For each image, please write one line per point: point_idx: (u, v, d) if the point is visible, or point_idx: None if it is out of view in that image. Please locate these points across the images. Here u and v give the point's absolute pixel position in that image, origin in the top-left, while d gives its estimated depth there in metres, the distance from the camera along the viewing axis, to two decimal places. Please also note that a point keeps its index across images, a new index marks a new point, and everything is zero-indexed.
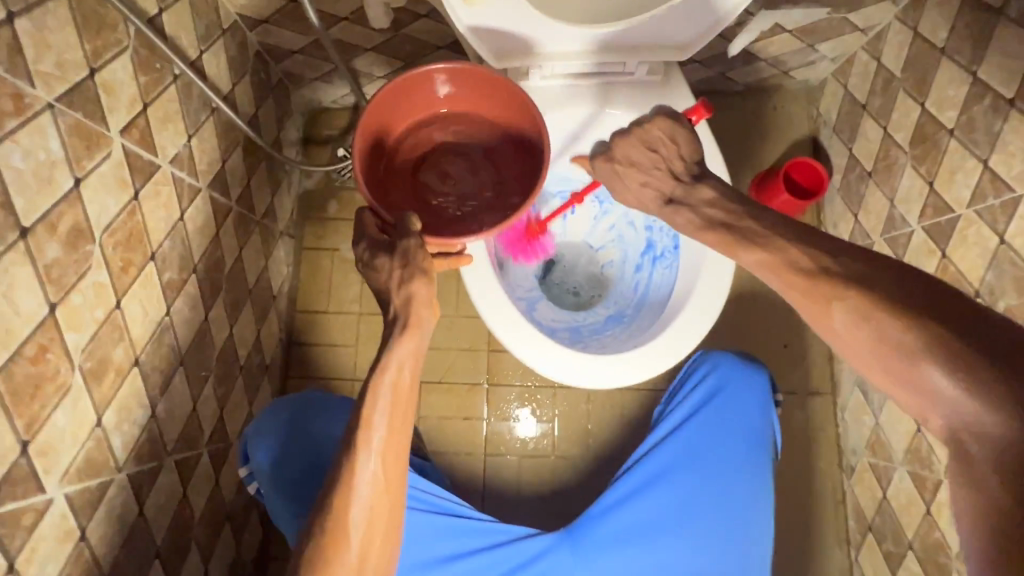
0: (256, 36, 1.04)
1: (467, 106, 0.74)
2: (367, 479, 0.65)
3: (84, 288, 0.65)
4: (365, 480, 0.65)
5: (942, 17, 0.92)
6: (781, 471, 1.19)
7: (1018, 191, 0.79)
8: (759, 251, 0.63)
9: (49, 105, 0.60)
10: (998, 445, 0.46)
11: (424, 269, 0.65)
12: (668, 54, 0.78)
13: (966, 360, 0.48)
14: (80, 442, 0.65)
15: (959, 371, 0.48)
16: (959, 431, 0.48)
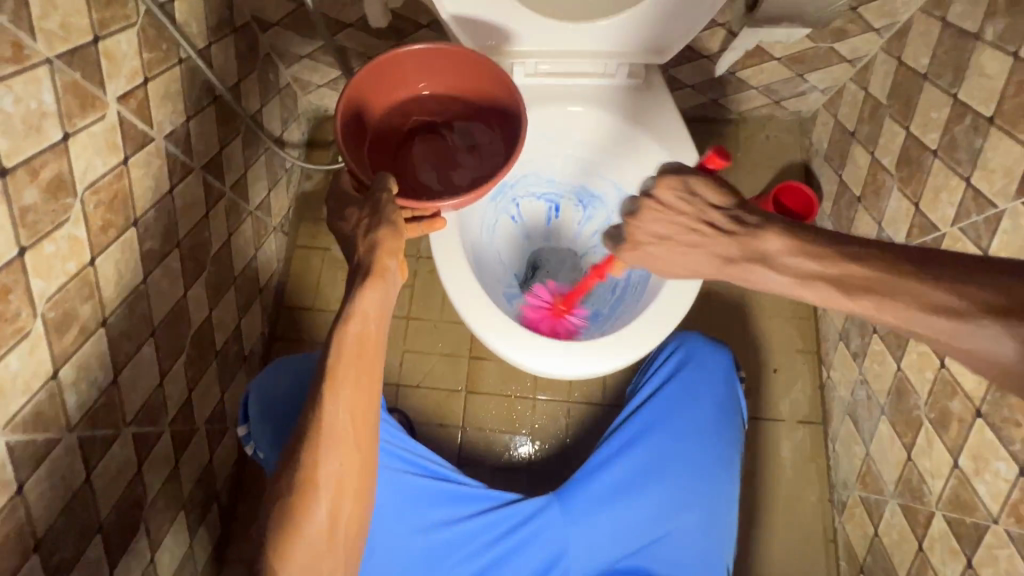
0: (267, 38, 1.10)
1: (417, 87, 0.80)
2: (332, 430, 0.62)
3: (58, 238, 0.67)
4: (330, 434, 0.62)
5: (923, 45, 0.95)
6: (769, 504, 1.12)
7: (1000, 206, 0.78)
8: (767, 249, 0.62)
9: (48, 60, 0.63)
10: (1010, 373, 0.48)
11: (393, 222, 0.65)
12: (646, 57, 0.84)
13: (960, 296, 0.50)
14: (31, 392, 0.64)
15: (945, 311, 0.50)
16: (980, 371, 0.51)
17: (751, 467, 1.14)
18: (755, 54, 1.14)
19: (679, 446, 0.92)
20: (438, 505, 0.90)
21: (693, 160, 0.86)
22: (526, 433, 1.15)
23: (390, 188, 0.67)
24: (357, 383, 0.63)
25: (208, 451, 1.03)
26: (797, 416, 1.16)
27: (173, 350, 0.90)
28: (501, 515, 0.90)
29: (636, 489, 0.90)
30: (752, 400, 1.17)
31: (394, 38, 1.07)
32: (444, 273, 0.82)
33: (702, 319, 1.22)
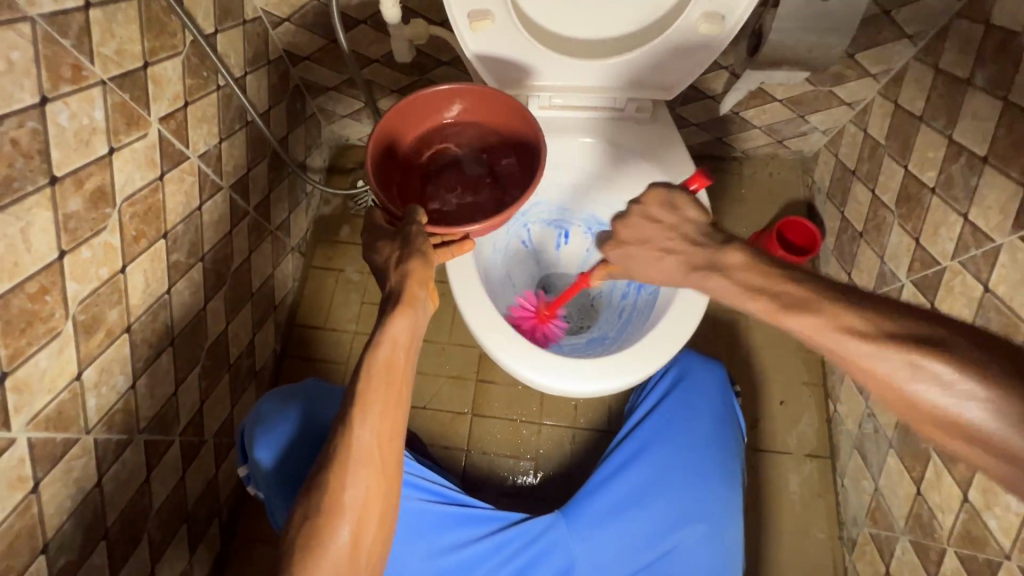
0: (298, 71, 1.18)
1: (416, 128, 0.83)
2: (363, 452, 0.63)
3: (95, 245, 0.70)
4: (359, 455, 0.63)
5: (918, 90, 1.00)
6: (777, 540, 1.10)
7: (998, 241, 0.81)
8: (721, 273, 0.66)
9: (102, 81, 0.69)
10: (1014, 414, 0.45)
11: (423, 254, 0.68)
12: (654, 93, 0.90)
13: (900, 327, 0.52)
14: (55, 390, 0.67)
15: (952, 390, 0.48)
16: (966, 405, 0.47)
17: (757, 500, 1.12)
18: (757, 95, 1.20)
19: (682, 459, 0.92)
20: (447, 529, 0.88)
21: (699, 191, 0.90)
22: (530, 458, 1.15)
23: (419, 221, 0.70)
24: (385, 409, 0.64)
25: (214, 465, 1.03)
26: (804, 449, 1.15)
27: (189, 360, 0.92)
28: (511, 534, 0.89)
29: (641, 505, 0.90)
30: (758, 432, 1.17)
31: (417, 73, 1.15)
32: (460, 296, 0.84)
33: (707, 349, 1.23)
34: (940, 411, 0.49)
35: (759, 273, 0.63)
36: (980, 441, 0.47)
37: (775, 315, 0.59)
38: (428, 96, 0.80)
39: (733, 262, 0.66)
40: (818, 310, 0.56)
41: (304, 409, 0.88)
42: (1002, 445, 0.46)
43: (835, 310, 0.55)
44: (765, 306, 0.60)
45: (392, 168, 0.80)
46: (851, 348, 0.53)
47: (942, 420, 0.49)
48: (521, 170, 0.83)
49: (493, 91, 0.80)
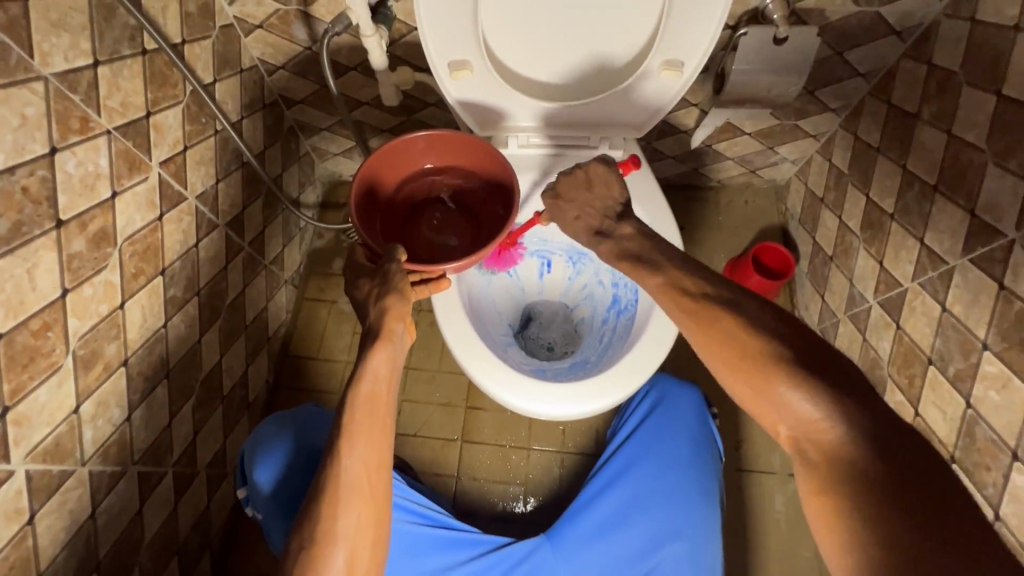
0: (292, 113, 1.24)
1: (392, 173, 0.87)
2: (352, 483, 0.65)
3: (96, 282, 0.74)
4: (349, 485, 0.65)
5: (874, 123, 1.06)
6: (766, 560, 1.11)
7: (950, 263, 0.86)
8: (660, 276, 0.70)
9: (108, 131, 0.74)
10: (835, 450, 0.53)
11: (400, 290, 0.71)
12: (625, 131, 0.96)
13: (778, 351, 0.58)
14: (54, 423, 0.69)
15: (819, 400, 0.54)
16: (800, 437, 0.56)
17: (744, 520, 1.14)
18: (727, 129, 1.27)
19: (664, 479, 0.93)
20: (437, 551, 0.90)
21: (671, 222, 0.94)
22: (520, 483, 1.17)
23: (398, 258, 0.74)
24: (371, 438, 0.67)
25: (206, 497, 1.04)
26: (788, 469, 1.17)
27: (183, 393, 0.94)
28: (498, 557, 0.91)
29: (626, 526, 0.91)
30: (743, 452, 1.19)
31: (405, 113, 1.21)
32: (446, 326, 0.88)
33: (691, 371, 1.27)
34: (799, 416, 0.55)
35: (692, 276, 0.69)
36: (808, 446, 0.55)
37: (688, 315, 0.65)
38: (401, 145, 0.84)
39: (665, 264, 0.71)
40: (723, 317, 0.62)
41: (297, 435, 0.89)
42: (819, 455, 0.54)
43: (738, 322, 0.61)
44: (683, 303, 0.66)
45: (374, 216, 0.84)
46: (750, 350, 0.59)
47: (790, 422, 0.56)
48: (497, 209, 0.89)
49: (462, 136, 0.85)
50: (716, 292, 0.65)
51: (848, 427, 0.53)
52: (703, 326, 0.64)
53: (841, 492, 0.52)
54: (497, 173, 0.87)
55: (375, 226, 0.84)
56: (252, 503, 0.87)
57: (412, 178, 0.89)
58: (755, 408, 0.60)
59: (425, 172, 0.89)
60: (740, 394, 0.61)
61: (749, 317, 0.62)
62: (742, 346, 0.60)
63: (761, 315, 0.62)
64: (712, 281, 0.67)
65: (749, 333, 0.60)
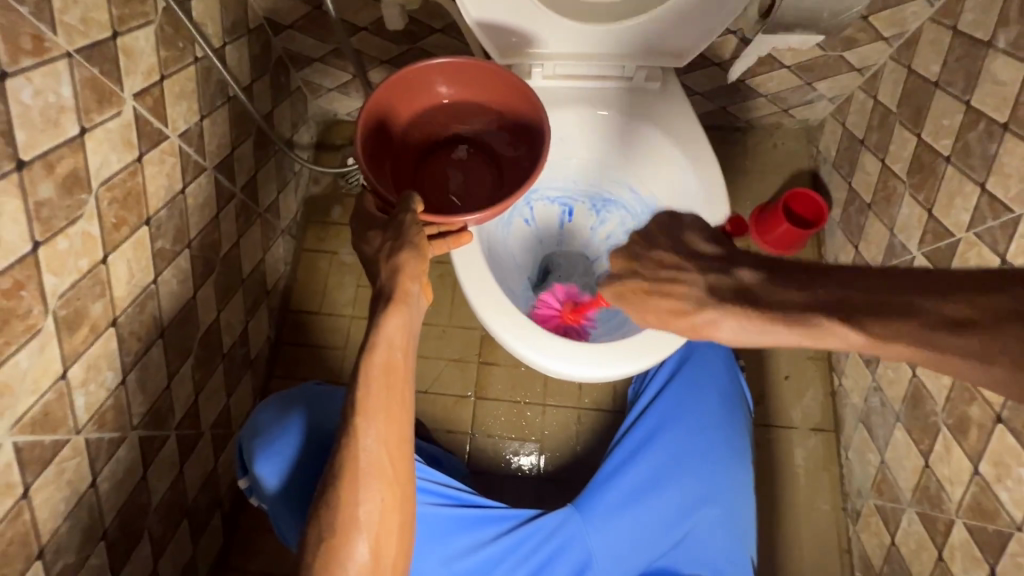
0: (281, 41, 1.11)
1: (402, 106, 0.76)
2: (372, 463, 0.62)
3: (72, 234, 0.65)
4: (369, 465, 0.61)
5: (934, 53, 0.95)
6: (783, 513, 1.10)
7: (1017, 211, 0.78)
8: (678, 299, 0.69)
9: (68, 54, 0.62)
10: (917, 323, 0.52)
11: (416, 246, 0.63)
12: (665, 60, 0.85)
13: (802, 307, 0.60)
14: (40, 390, 0.63)
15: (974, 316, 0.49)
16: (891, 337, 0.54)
17: (763, 474, 1.13)
18: (765, 61, 1.16)
19: (692, 442, 0.91)
20: (464, 532, 0.86)
21: (710, 160, 0.86)
22: (536, 436, 1.14)
23: (414, 208, 0.65)
24: (388, 414, 0.63)
25: (213, 457, 1.00)
26: (809, 424, 1.15)
27: (181, 353, 0.88)
28: (528, 531, 0.88)
29: (656, 492, 0.89)
30: (764, 407, 1.16)
31: (408, 41, 1.08)
32: (467, 286, 0.81)
33: None
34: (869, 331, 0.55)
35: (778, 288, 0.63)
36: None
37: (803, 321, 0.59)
38: (415, 72, 0.74)
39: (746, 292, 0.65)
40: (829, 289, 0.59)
41: (305, 414, 0.84)
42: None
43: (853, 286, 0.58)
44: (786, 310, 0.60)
45: (383, 155, 0.74)
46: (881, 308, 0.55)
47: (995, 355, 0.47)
48: (522, 154, 0.79)
49: (484, 64, 0.75)
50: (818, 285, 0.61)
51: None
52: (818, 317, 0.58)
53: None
54: (526, 108, 0.77)
55: (384, 166, 0.74)
56: (257, 493, 0.83)
57: (426, 116, 0.78)
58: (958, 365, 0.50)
59: (439, 107, 0.79)
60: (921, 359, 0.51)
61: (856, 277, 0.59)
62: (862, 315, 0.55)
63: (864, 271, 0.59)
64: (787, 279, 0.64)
65: (861, 309, 0.56)
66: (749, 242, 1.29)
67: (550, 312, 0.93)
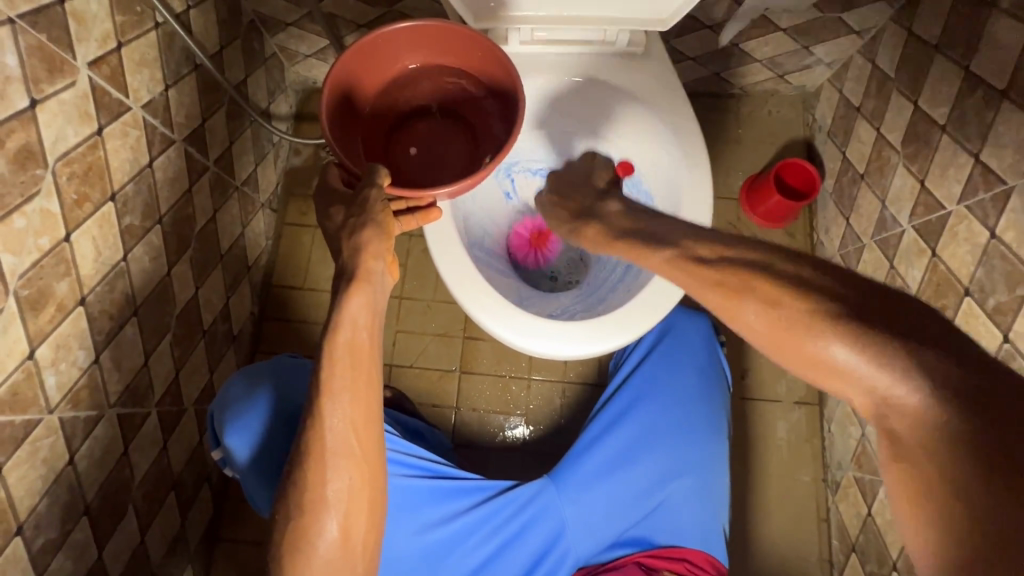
0: (251, 5, 1.06)
1: (370, 75, 0.73)
2: (340, 443, 0.62)
3: (29, 212, 0.63)
4: (336, 445, 0.62)
5: (935, 14, 0.90)
6: (765, 484, 1.12)
7: (1008, 183, 0.76)
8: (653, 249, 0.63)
9: (10, 20, 0.59)
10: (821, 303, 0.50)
11: (378, 224, 0.61)
12: (647, 24, 0.81)
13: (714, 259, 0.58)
14: (6, 371, 0.62)
15: (888, 366, 0.45)
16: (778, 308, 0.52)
17: (745, 447, 1.14)
18: (760, 24, 1.10)
19: (667, 416, 0.92)
20: (439, 502, 0.88)
21: (695, 132, 0.83)
22: (522, 408, 1.15)
23: (380, 182, 0.63)
24: (354, 392, 0.62)
25: (198, 433, 1.01)
26: (793, 397, 1.15)
27: (157, 330, 0.87)
28: (501, 503, 0.89)
29: (630, 464, 0.90)
30: (748, 381, 1.17)
31: (385, 3, 1.03)
32: (440, 264, 0.79)
33: (699, 299, 1.21)
34: (767, 296, 0.53)
35: (702, 241, 0.61)
36: (895, 420, 0.46)
37: (712, 294, 0.57)
38: (381, 37, 0.70)
39: (674, 234, 0.64)
40: (756, 284, 0.54)
41: (274, 390, 0.84)
42: (907, 430, 0.45)
43: (793, 296, 0.51)
44: (700, 273, 0.58)
45: (351, 128, 0.72)
46: (798, 333, 0.50)
47: (862, 392, 0.47)
48: (497, 124, 0.76)
49: (453, 27, 0.70)
50: (745, 251, 0.56)
51: (935, 392, 0.43)
52: (724, 301, 0.56)
53: (937, 471, 0.43)
54: (497, 72, 0.74)
55: (352, 139, 0.71)
56: (230, 465, 0.84)
57: (394, 86, 0.75)
58: (822, 385, 0.51)
59: (409, 74, 0.75)
60: (789, 367, 0.53)
61: (799, 276, 0.52)
62: (766, 319, 0.53)
63: (814, 273, 0.52)
64: (727, 239, 0.59)
65: (821, 295, 0.50)
66: (739, 214, 1.26)
67: (522, 238, 0.97)
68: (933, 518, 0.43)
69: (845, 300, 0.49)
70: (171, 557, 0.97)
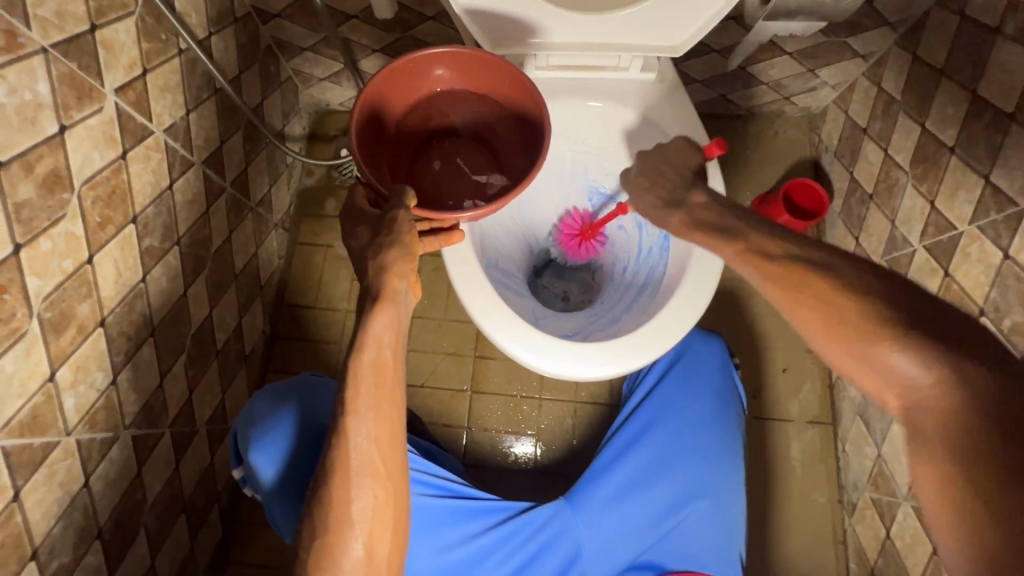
0: (269, 30, 1.08)
1: (399, 97, 0.74)
2: (364, 462, 0.62)
3: (55, 235, 0.64)
4: (360, 465, 0.62)
5: (940, 39, 0.92)
6: (781, 506, 1.11)
7: (1021, 204, 0.76)
8: (740, 241, 0.67)
9: (43, 49, 0.60)
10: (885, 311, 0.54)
11: (404, 245, 0.63)
12: (662, 51, 0.83)
13: (792, 250, 0.63)
14: (28, 393, 0.62)
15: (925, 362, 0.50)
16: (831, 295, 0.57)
17: (759, 467, 1.13)
18: (767, 48, 1.13)
19: (683, 439, 0.91)
20: (453, 523, 0.87)
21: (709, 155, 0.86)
22: (532, 427, 1.14)
23: (408, 203, 0.64)
24: (379, 415, 0.63)
25: (209, 453, 1.01)
26: (807, 417, 1.15)
27: (173, 350, 0.87)
28: (517, 525, 0.88)
29: (647, 485, 0.89)
30: (760, 401, 1.16)
31: (399, 29, 1.05)
32: (461, 284, 0.79)
33: (709, 317, 1.21)
34: (827, 292, 0.58)
35: (773, 237, 0.66)
36: (921, 418, 0.49)
37: (767, 276, 0.63)
38: (412, 60, 0.71)
39: (748, 226, 0.69)
40: (816, 282, 0.59)
41: (298, 408, 0.84)
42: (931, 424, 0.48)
43: (846, 295, 0.56)
44: (765, 264, 0.64)
45: (379, 148, 0.73)
46: (851, 336, 0.55)
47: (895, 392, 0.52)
48: (520, 150, 0.78)
49: (482, 54, 0.72)
50: (810, 251, 0.62)
51: (971, 394, 0.47)
52: (786, 291, 0.61)
53: (953, 464, 0.46)
54: (525, 99, 0.75)
55: (379, 161, 0.73)
56: (251, 481, 0.84)
57: (423, 107, 0.77)
58: (861, 383, 0.55)
59: (436, 96, 0.76)
60: (835, 365, 0.58)
61: (858, 284, 0.57)
62: (821, 312, 0.58)
63: (879, 284, 0.56)
64: (795, 238, 0.64)
65: (856, 295, 0.56)
66: None
67: (569, 235, 0.98)
68: (951, 511, 0.45)
69: (883, 304, 0.54)
70: None
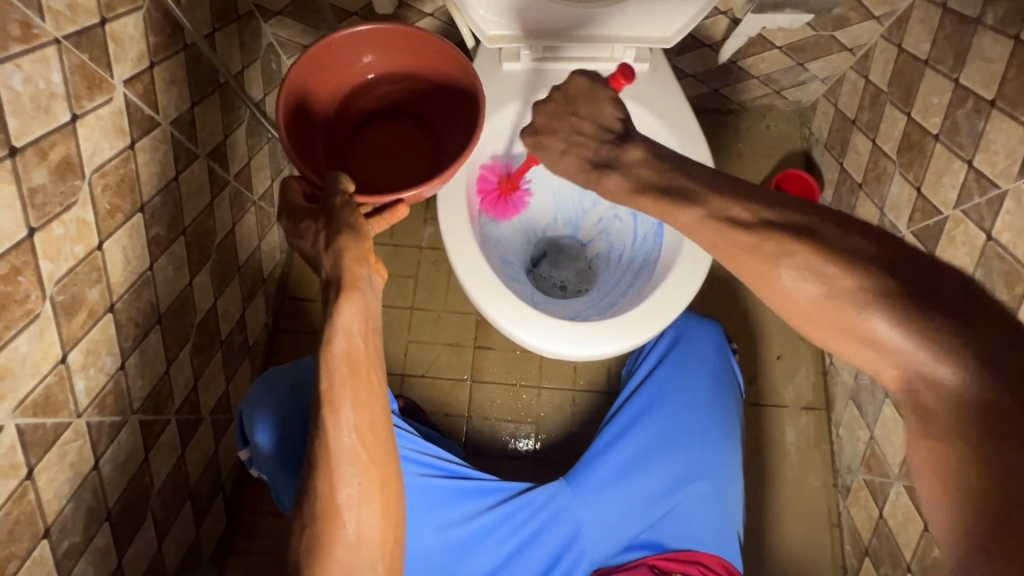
0: (271, 28, 1.11)
1: (328, 86, 0.79)
2: (346, 452, 0.63)
3: (66, 220, 0.66)
4: (342, 455, 0.63)
5: (923, 31, 0.95)
6: (777, 490, 1.12)
7: (1002, 187, 0.79)
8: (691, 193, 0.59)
9: (57, 40, 0.63)
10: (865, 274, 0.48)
11: (354, 230, 0.62)
12: (654, 41, 0.86)
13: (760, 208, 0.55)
14: (41, 373, 0.64)
15: (931, 345, 0.43)
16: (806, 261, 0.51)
17: (756, 452, 1.15)
18: (756, 42, 1.16)
19: (682, 418, 0.94)
20: (457, 503, 0.89)
21: (701, 142, 0.88)
22: (529, 414, 1.16)
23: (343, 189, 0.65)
24: (358, 403, 0.64)
25: (213, 442, 1.02)
26: (801, 402, 1.17)
27: (178, 339, 0.89)
28: (520, 503, 0.90)
29: (645, 465, 0.91)
30: (754, 387, 1.18)
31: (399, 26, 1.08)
32: (462, 267, 0.82)
33: (705, 306, 1.23)
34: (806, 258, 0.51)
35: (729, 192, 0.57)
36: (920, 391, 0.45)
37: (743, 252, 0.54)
38: (333, 41, 0.75)
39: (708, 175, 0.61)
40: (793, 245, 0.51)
41: (291, 392, 0.86)
42: (939, 405, 0.43)
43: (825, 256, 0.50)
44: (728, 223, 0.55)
45: (306, 135, 0.77)
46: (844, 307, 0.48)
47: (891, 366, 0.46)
48: (455, 124, 0.83)
49: (406, 30, 0.77)
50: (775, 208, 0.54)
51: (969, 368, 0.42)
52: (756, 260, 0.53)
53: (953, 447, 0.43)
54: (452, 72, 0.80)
55: (307, 146, 0.77)
56: (257, 463, 0.85)
57: (354, 93, 0.82)
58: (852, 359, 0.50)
59: (367, 81, 0.82)
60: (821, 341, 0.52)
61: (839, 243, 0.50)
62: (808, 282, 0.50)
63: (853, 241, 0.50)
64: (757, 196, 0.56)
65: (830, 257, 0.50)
66: None
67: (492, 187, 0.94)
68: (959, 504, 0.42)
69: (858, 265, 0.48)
70: (185, 566, 0.97)
